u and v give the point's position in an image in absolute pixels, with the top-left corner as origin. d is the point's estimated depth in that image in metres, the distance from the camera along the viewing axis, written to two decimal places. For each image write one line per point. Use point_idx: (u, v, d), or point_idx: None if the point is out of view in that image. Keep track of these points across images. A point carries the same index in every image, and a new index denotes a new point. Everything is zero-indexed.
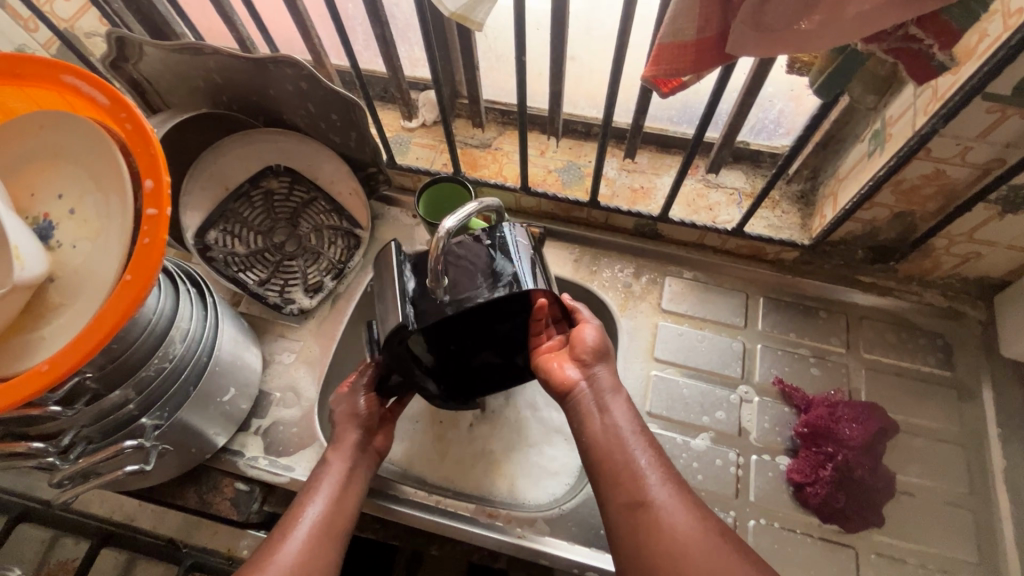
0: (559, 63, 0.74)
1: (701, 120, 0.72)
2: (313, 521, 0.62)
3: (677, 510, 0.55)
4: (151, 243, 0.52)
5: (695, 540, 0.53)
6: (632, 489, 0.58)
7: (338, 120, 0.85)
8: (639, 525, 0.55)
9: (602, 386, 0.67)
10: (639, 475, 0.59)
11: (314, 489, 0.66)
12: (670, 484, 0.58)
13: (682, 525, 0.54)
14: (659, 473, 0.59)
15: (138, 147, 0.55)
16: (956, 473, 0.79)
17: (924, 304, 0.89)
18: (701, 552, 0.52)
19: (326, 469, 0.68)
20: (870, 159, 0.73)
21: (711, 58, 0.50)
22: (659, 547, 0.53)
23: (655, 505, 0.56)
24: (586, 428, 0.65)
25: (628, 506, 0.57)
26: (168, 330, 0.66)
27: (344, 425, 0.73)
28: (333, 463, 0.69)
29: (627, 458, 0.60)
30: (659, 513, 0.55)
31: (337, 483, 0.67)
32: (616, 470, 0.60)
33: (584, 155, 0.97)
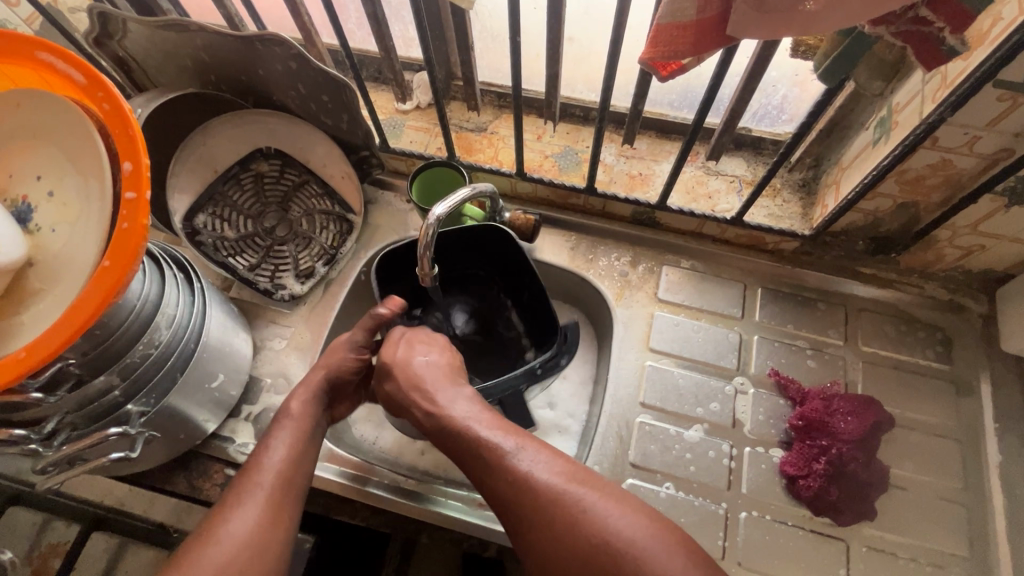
0: (556, 43, 0.72)
1: (701, 106, 0.70)
2: (257, 520, 0.56)
3: (559, 487, 0.56)
4: (130, 228, 0.50)
5: (591, 514, 0.54)
6: (510, 484, 0.57)
7: (329, 101, 0.83)
8: (536, 521, 0.55)
9: (432, 386, 0.65)
10: (512, 466, 0.57)
11: (244, 496, 0.58)
12: (546, 460, 0.58)
13: (568, 504, 0.55)
14: (529, 454, 0.58)
15: (117, 128, 0.53)
16: (950, 467, 0.79)
17: (925, 296, 0.88)
18: (598, 522, 0.53)
19: (255, 473, 0.60)
20: (874, 148, 0.71)
21: (711, 40, 0.48)
22: (559, 546, 0.54)
23: (536, 496, 0.56)
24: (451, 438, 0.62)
25: (512, 506, 0.57)
26: (153, 316, 0.65)
27: (280, 420, 0.65)
28: (262, 459, 0.61)
29: (495, 454, 0.58)
30: (544, 503, 0.55)
31: (256, 491, 0.58)
32: (498, 482, 0.57)
33: (581, 140, 0.95)
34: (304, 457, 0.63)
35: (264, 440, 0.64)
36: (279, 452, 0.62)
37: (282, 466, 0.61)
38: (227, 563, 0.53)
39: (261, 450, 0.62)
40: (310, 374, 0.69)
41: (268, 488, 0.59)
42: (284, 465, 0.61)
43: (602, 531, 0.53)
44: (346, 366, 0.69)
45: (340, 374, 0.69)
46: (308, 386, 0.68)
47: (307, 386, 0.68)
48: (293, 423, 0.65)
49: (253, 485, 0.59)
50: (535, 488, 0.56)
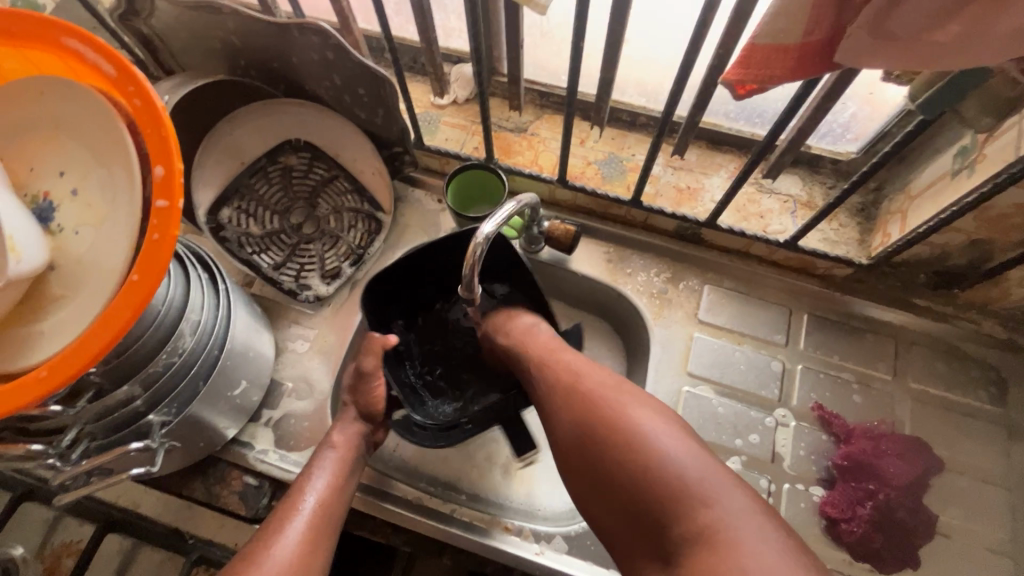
0: (617, 48, 0.66)
1: (775, 124, 0.65)
2: (293, 550, 0.58)
3: (601, 386, 0.60)
4: (160, 240, 0.46)
5: (620, 416, 0.56)
6: (562, 381, 0.63)
7: (365, 95, 0.78)
8: (576, 401, 0.60)
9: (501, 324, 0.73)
10: (569, 376, 0.63)
11: (281, 523, 0.60)
12: (598, 378, 0.61)
13: (608, 397, 0.58)
14: (587, 369, 0.63)
15: (148, 126, 0.49)
16: (998, 518, 0.75)
17: (981, 333, 0.83)
18: (627, 421, 0.55)
19: (291, 502, 0.62)
20: (952, 180, 0.66)
21: (813, 65, 0.43)
22: (592, 427, 0.57)
23: (578, 398, 0.60)
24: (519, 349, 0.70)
25: (558, 406, 0.61)
26: (178, 323, 0.61)
27: (320, 454, 0.67)
28: (303, 482, 0.64)
29: (556, 365, 0.65)
30: (581, 403, 0.59)
31: (299, 518, 0.60)
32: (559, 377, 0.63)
33: (627, 147, 0.90)
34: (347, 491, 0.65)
35: (306, 471, 0.66)
36: (321, 480, 0.64)
37: (321, 499, 0.63)
38: None
39: (304, 480, 0.64)
40: (342, 411, 0.72)
41: (308, 518, 0.60)
42: (323, 497, 0.63)
43: (631, 425, 0.55)
44: (373, 394, 0.70)
45: (370, 407, 0.71)
46: (346, 417, 0.71)
47: (345, 424, 0.70)
48: (335, 454, 0.67)
49: (292, 510, 0.61)
50: (582, 390, 0.60)
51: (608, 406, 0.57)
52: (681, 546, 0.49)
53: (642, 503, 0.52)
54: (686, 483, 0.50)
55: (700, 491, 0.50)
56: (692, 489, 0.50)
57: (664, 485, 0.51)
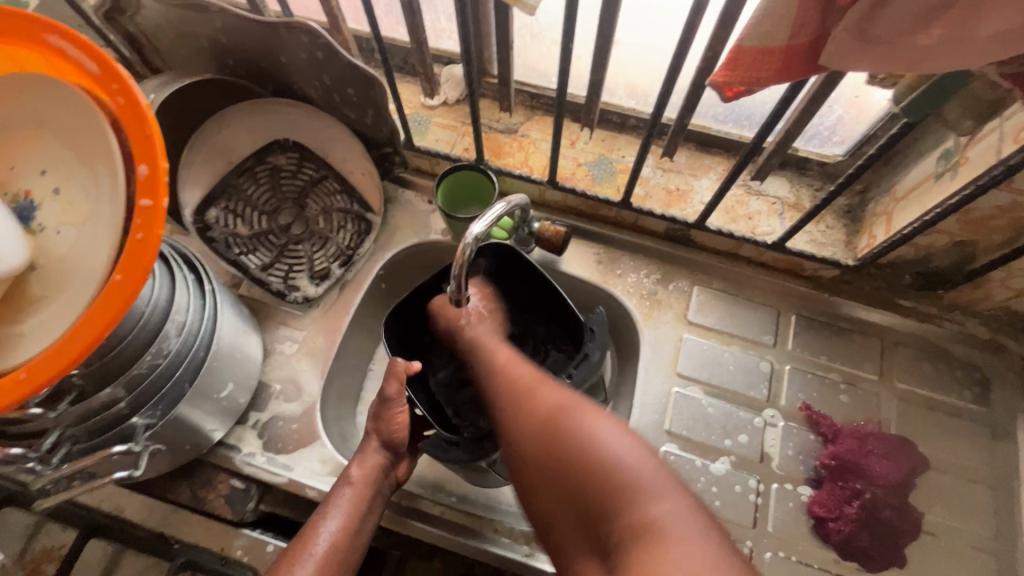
0: (606, 49, 0.67)
1: (761, 127, 0.66)
2: None
3: (543, 388, 0.60)
4: (144, 240, 0.46)
5: (558, 414, 0.55)
6: (508, 387, 0.63)
7: (355, 95, 0.78)
8: (521, 403, 0.60)
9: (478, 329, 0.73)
10: (516, 379, 0.63)
11: (292, 567, 0.58)
12: (542, 384, 0.61)
13: (548, 402, 0.57)
14: (529, 374, 0.64)
15: (132, 125, 0.48)
16: (981, 515, 0.76)
17: (964, 333, 0.84)
18: (564, 420, 0.54)
19: (304, 542, 0.60)
20: (936, 182, 0.67)
21: (798, 68, 0.44)
22: (536, 425, 0.56)
23: (525, 397, 0.60)
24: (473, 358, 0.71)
25: (507, 407, 0.62)
26: (163, 324, 0.60)
27: (336, 490, 0.65)
28: (319, 519, 0.62)
29: (502, 371, 0.66)
30: (530, 402, 0.59)
31: (313, 562, 0.58)
32: (505, 385, 0.64)
33: (617, 149, 0.90)
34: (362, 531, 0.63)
35: (322, 508, 0.63)
36: (335, 521, 0.62)
37: (334, 541, 0.60)
38: None
39: (317, 519, 0.62)
40: (362, 442, 0.69)
41: (318, 562, 0.58)
42: (337, 539, 0.60)
43: (570, 420, 0.53)
44: (396, 421, 0.68)
45: (393, 434, 0.68)
46: (366, 448, 0.68)
47: (368, 452, 0.68)
48: (352, 491, 0.64)
49: (308, 552, 0.59)
50: (530, 390, 0.61)
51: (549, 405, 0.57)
52: (620, 546, 0.45)
53: (583, 499, 0.49)
54: (620, 474, 0.48)
55: (636, 485, 0.47)
56: (625, 483, 0.47)
57: (599, 485, 0.48)
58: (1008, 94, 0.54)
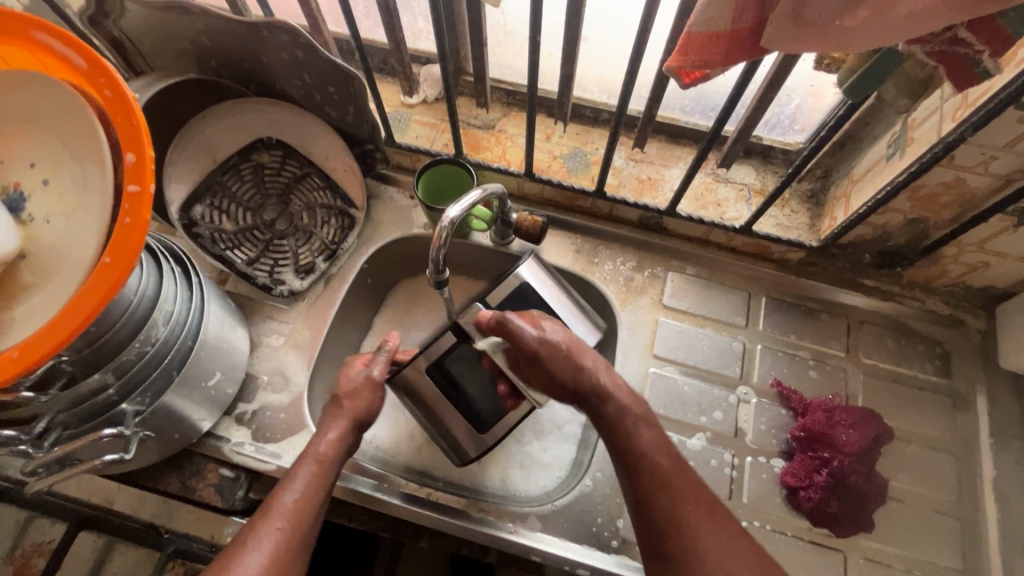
0: (574, 44, 0.70)
1: (720, 114, 0.70)
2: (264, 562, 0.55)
3: (689, 501, 0.60)
4: (132, 224, 0.48)
5: (686, 525, 0.58)
6: (649, 478, 0.62)
7: (335, 93, 0.81)
8: (664, 506, 0.60)
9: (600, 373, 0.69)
10: (657, 475, 0.62)
11: (259, 535, 0.57)
12: (687, 486, 0.61)
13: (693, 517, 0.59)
14: (673, 466, 0.63)
15: (119, 116, 0.50)
16: (945, 480, 0.80)
17: (926, 310, 0.88)
18: (690, 528, 0.58)
19: (272, 512, 0.59)
20: (888, 163, 0.71)
21: (743, 50, 0.47)
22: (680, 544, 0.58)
23: (675, 506, 0.59)
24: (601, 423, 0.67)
25: (642, 499, 0.61)
26: (151, 313, 0.62)
27: (301, 459, 0.65)
28: (282, 490, 0.61)
29: (646, 459, 0.63)
30: (661, 503, 0.60)
31: (273, 532, 0.57)
32: (644, 476, 0.62)
33: (591, 142, 0.94)
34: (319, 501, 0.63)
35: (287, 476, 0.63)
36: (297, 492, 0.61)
37: (295, 508, 0.60)
38: None
39: (283, 485, 0.62)
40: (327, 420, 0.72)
41: (283, 530, 0.58)
42: (300, 504, 0.60)
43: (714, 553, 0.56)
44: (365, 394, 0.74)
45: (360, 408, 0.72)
46: (331, 430, 0.69)
47: (330, 431, 0.69)
48: (313, 465, 0.64)
49: (276, 519, 0.58)
50: (672, 500, 0.60)
51: (679, 512, 0.59)
52: None
53: None
54: None
55: None
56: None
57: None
58: (936, 73, 0.59)
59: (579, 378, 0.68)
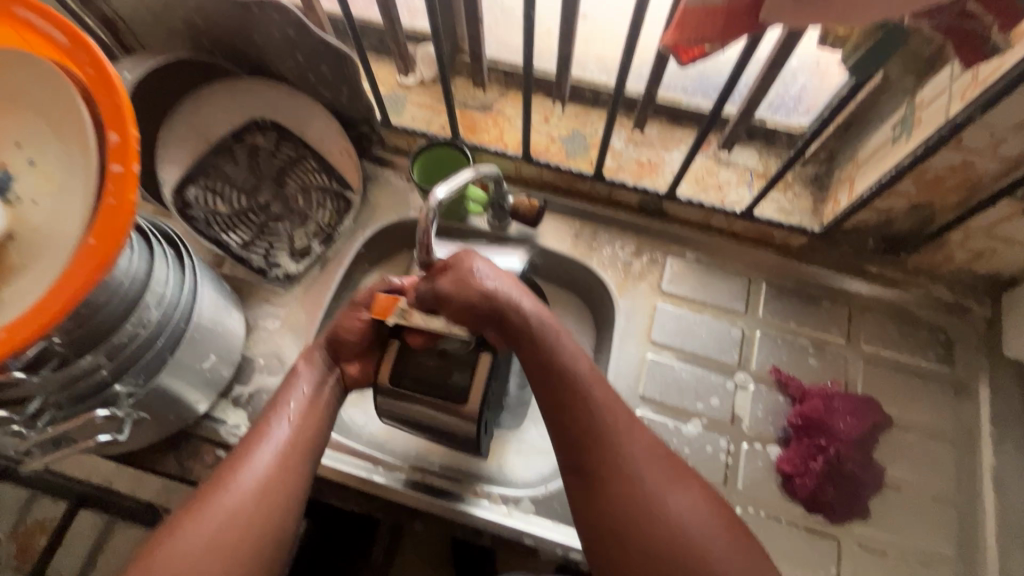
0: (571, 22, 0.68)
1: (720, 94, 0.68)
2: (258, 475, 0.58)
3: (609, 409, 0.59)
4: (116, 205, 0.47)
5: (605, 426, 0.58)
6: (566, 384, 0.60)
7: (328, 72, 0.79)
8: (583, 413, 0.59)
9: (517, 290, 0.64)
10: (578, 385, 0.60)
11: (253, 449, 0.60)
12: (610, 396, 0.60)
13: (617, 424, 0.58)
14: (593, 376, 0.62)
15: (101, 95, 0.49)
16: (943, 468, 0.79)
17: (930, 297, 0.87)
18: (608, 433, 0.58)
19: (259, 430, 0.63)
20: (894, 145, 0.69)
21: (740, 25, 0.45)
22: (603, 449, 0.57)
23: (596, 414, 0.59)
24: (517, 339, 0.63)
25: (568, 410, 0.59)
26: (142, 294, 0.62)
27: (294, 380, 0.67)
28: (274, 407, 0.65)
29: (585, 376, 0.61)
30: (580, 414, 0.59)
31: (268, 445, 0.61)
32: (563, 384, 0.60)
33: (590, 124, 0.92)
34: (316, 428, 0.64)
35: (277, 397, 0.66)
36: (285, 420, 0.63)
37: (292, 422, 0.63)
38: (230, 515, 0.56)
39: (275, 405, 0.65)
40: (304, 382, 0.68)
41: (279, 441, 0.61)
42: (294, 424, 0.63)
43: (635, 461, 0.57)
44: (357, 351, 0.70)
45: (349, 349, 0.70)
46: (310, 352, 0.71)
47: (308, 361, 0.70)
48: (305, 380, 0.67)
49: (270, 438, 0.61)
50: (593, 407, 0.59)
51: (605, 428, 0.58)
52: None
53: (647, 541, 0.53)
54: (683, 534, 0.53)
55: (697, 545, 0.52)
56: (684, 540, 0.53)
57: (656, 523, 0.54)
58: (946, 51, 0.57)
59: (491, 299, 0.62)
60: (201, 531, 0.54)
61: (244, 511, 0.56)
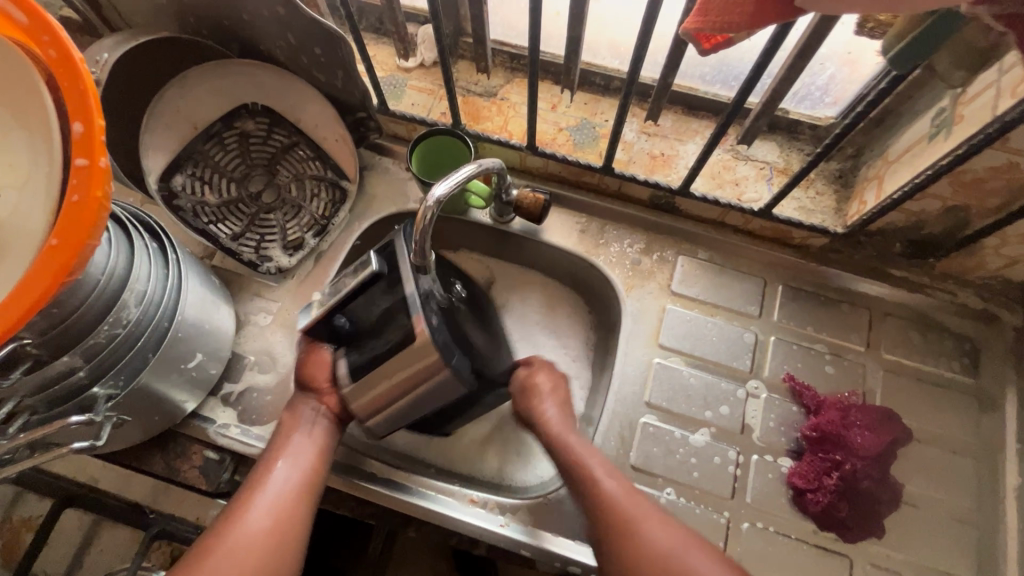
0: (581, 2, 0.63)
1: (744, 84, 0.62)
2: (266, 515, 0.61)
3: (642, 520, 0.63)
4: (80, 202, 0.44)
5: (642, 531, 0.62)
6: (608, 510, 0.63)
7: (322, 55, 0.74)
8: (621, 536, 0.62)
9: (561, 418, 0.73)
10: (612, 504, 0.64)
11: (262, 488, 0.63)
12: (641, 502, 0.64)
13: (656, 540, 0.61)
14: (623, 492, 0.65)
15: (64, 81, 0.45)
16: (964, 486, 0.75)
17: (956, 304, 0.82)
18: (648, 543, 0.61)
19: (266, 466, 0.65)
20: (930, 143, 0.64)
21: (771, 11, 0.40)
22: (647, 559, 0.60)
23: (633, 530, 0.62)
24: (561, 461, 0.69)
25: (606, 537, 0.63)
26: (121, 292, 0.59)
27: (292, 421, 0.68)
28: (282, 444, 0.67)
29: (610, 494, 0.65)
30: (619, 522, 0.62)
31: (276, 485, 0.63)
32: (604, 513, 0.64)
33: (600, 112, 0.86)
34: (320, 462, 0.67)
35: (285, 436, 0.68)
36: (288, 458, 0.65)
37: (295, 463, 0.65)
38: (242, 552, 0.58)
39: (283, 444, 0.67)
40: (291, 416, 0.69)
41: (285, 482, 0.63)
42: (298, 466, 0.65)
43: (678, 563, 0.59)
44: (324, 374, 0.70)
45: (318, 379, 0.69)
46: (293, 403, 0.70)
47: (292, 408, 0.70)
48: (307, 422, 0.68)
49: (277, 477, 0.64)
50: (629, 525, 0.62)
51: (644, 541, 0.61)
52: None
53: None
54: None
55: None
56: None
57: None
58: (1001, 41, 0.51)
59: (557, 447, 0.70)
60: (230, 567, 0.57)
61: (254, 551, 0.59)
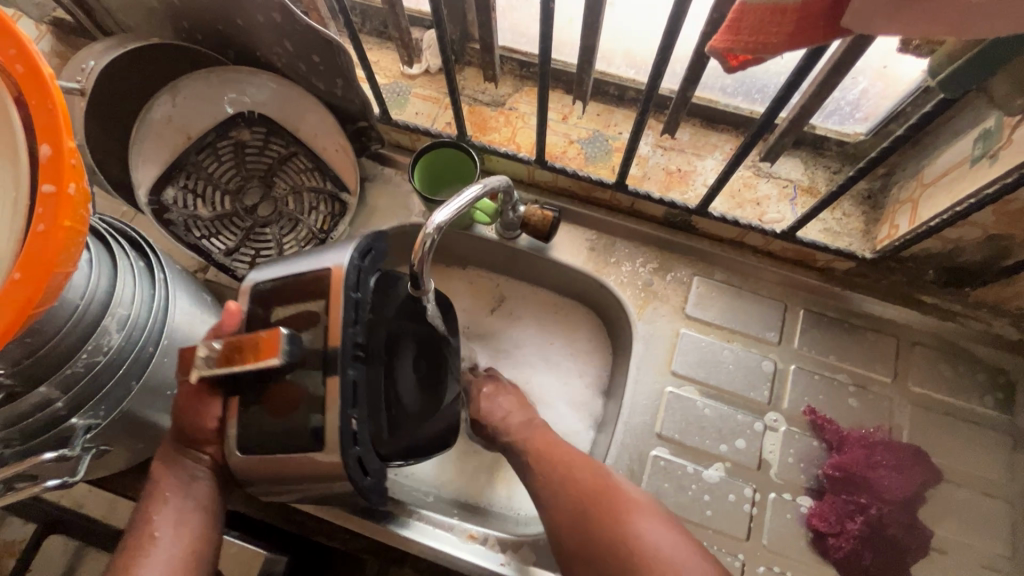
0: (596, 12, 0.58)
1: (773, 101, 0.57)
2: None
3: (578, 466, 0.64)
4: (46, 232, 0.40)
5: (575, 476, 0.63)
6: (547, 464, 0.65)
7: (320, 63, 0.70)
8: (560, 484, 0.63)
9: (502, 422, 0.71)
10: (547, 457, 0.65)
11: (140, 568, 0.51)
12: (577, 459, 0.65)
13: (589, 478, 0.62)
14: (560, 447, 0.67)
15: (32, 98, 0.42)
16: (997, 531, 0.70)
17: (990, 334, 0.77)
18: (579, 483, 0.62)
19: (143, 541, 0.53)
20: (972, 168, 0.59)
21: (813, 31, 0.36)
22: (580, 501, 0.61)
23: (567, 475, 0.63)
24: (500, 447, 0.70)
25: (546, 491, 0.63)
26: (101, 318, 0.55)
27: (160, 476, 0.56)
28: (154, 510, 0.54)
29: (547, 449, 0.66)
30: (557, 473, 0.64)
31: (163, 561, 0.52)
32: (544, 467, 0.65)
33: (613, 124, 0.82)
34: (210, 529, 0.56)
35: (151, 498, 0.55)
36: (168, 531, 0.54)
37: (178, 530, 0.54)
38: None
39: (153, 507, 0.54)
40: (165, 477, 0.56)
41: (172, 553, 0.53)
42: (183, 530, 0.54)
43: (615, 505, 0.59)
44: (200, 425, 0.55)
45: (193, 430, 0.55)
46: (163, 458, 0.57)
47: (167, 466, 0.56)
48: (178, 477, 0.56)
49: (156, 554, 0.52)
50: (564, 471, 0.64)
51: (583, 485, 0.62)
52: None
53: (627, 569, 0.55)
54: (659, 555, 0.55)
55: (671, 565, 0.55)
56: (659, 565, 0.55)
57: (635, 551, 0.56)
58: None
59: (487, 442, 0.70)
60: None
61: None
